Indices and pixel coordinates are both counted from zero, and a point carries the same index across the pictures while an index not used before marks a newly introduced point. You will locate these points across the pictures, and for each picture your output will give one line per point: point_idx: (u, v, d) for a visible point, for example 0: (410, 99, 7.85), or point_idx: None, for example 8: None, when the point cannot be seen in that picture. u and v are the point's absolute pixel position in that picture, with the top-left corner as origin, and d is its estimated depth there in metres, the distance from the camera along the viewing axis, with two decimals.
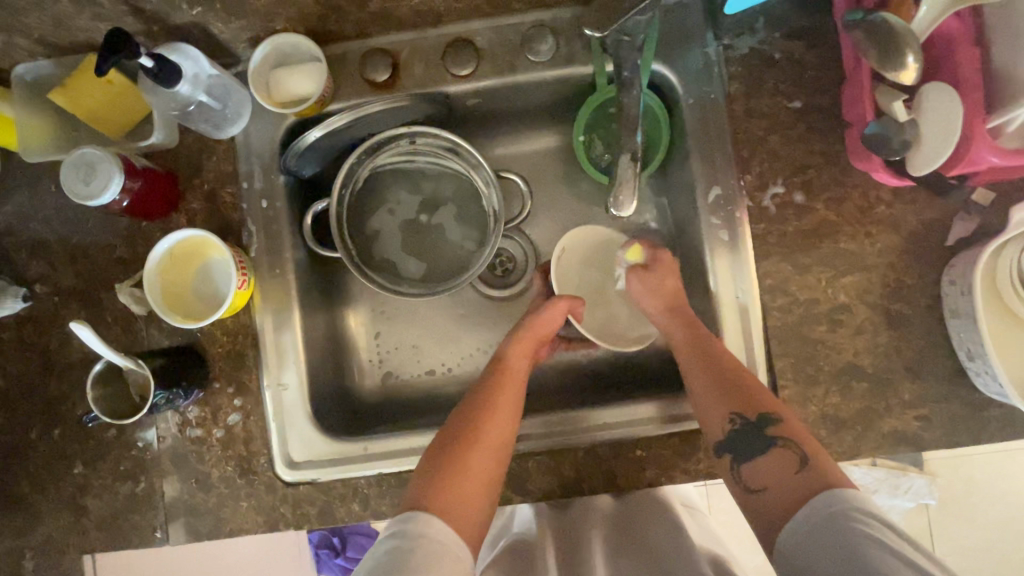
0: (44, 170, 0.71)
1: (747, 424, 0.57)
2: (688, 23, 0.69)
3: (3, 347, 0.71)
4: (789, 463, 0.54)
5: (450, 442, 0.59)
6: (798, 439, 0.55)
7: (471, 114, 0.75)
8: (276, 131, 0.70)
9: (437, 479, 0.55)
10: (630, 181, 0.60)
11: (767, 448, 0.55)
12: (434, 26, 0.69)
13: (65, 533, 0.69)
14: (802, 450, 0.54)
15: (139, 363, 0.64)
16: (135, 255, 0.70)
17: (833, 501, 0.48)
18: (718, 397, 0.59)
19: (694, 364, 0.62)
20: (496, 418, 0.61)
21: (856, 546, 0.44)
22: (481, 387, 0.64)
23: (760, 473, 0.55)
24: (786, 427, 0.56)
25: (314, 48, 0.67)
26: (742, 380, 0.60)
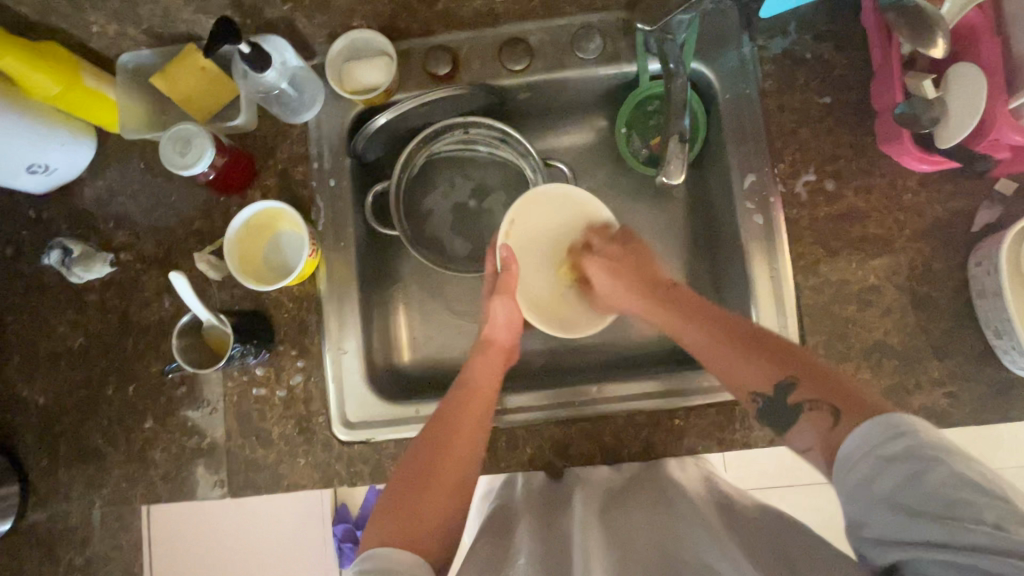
0: (135, 149, 0.78)
1: (768, 399, 0.58)
2: (726, 26, 0.75)
3: (86, 308, 0.77)
4: (823, 421, 0.52)
5: (410, 480, 0.60)
6: (823, 394, 0.54)
7: (521, 106, 0.81)
8: (345, 117, 0.77)
9: (395, 515, 0.57)
10: (678, 154, 0.66)
11: (797, 416, 0.55)
12: (491, 27, 0.76)
13: (132, 484, 0.74)
14: (832, 407, 0.52)
15: (221, 319, 0.70)
16: (211, 226, 0.76)
17: (882, 430, 0.46)
18: (742, 373, 0.60)
19: (704, 343, 0.64)
20: (454, 452, 0.62)
21: (923, 482, 0.42)
22: (442, 419, 0.65)
23: (801, 439, 0.54)
24: (806, 390, 0.55)
25: (386, 45, 0.75)
26: (761, 360, 0.59)
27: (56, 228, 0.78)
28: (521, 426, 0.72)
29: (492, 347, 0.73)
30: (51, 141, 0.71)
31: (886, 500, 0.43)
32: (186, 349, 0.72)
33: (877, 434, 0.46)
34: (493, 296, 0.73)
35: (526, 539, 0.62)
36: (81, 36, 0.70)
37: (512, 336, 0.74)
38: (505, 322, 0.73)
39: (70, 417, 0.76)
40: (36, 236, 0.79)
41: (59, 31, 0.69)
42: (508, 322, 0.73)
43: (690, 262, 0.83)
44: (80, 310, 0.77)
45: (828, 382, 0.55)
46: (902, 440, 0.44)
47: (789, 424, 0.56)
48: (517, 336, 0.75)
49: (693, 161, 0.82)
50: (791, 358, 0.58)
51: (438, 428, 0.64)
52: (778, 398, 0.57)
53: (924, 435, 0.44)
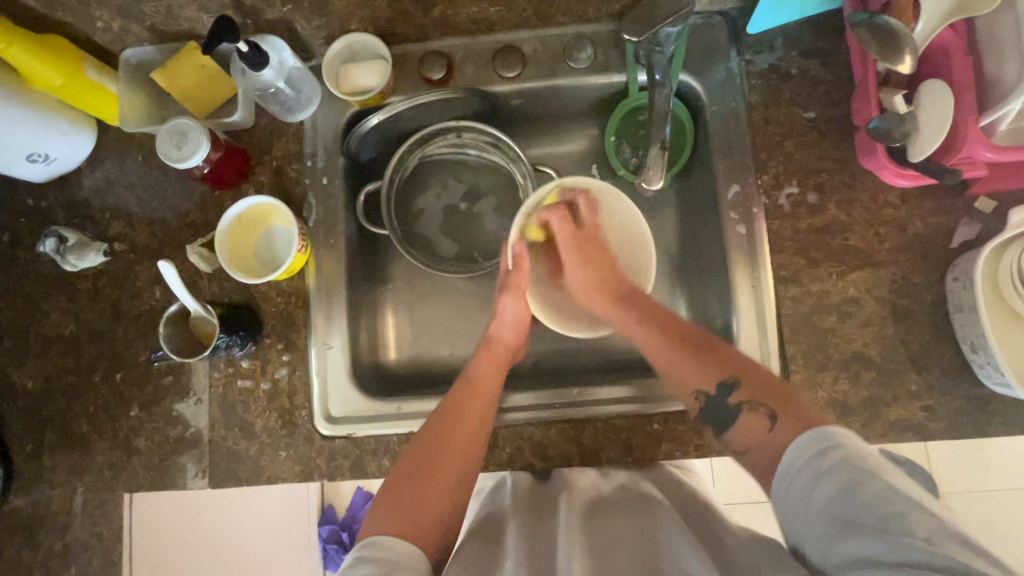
0: (134, 142, 0.80)
1: (710, 397, 0.61)
2: (714, 41, 0.77)
3: (79, 296, 0.78)
4: (759, 423, 0.56)
5: (413, 471, 0.61)
6: (766, 400, 0.57)
7: (513, 112, 0.83)
8: (340, 117, 0.79)
9: (397, 507, 0.58)
10: (659, 161, 0.68)
11: (736, 417, 0.58)
12: (485, 34, 0.78)
13: (115, 472, 0.75)
14: (766, 409, 0.56)
15: (208, 309, 0.71)
16: (205, 219, 0.78)
17: (815, 440, 0.49)
18: (690, 370, 0.64)
19: (653, 341, 0.68)
20: (455, 446, 0.63)
21: (856, 493, 0.44)
22: (445, 412, 0.66)
23: (742, 439, 0.57)
24: (747, 391, 0.59)
25: (382, 48, 0.77)
26: (708, 362, 0.63)
27: (53, 216, 0.80)
28: (504, 425, 0.73)
29: (497, 345, 0.74)
30: (52, 131, 0.73)
31: (822, 511, 0.45)
32: (173, 337, 0.73)
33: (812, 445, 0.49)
34: (502, 293, 0.75)
35: (515, 543, 0.60)
36: (85, 31, 0.72)
37: (518, 336, 0.75)
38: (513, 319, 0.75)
39: (58, 403, 0.77)
40: (33, 224, 0.80)
41: (64, 25, 0.71)
42: (514, 321, 0.74)
43: (675, 270, 0.84)
44: (73, 298, 0.78)
45: (761, 383, 0.59)
46: (837, 452, 0.47)
47: (728, 423, 0.59)
48: (523, 334, 0.76)
49: (681, 171, 0.83)
50: (740, 361, 0.62)
51: (442, 422, 0.65)
52: (719, 397, 0.60)
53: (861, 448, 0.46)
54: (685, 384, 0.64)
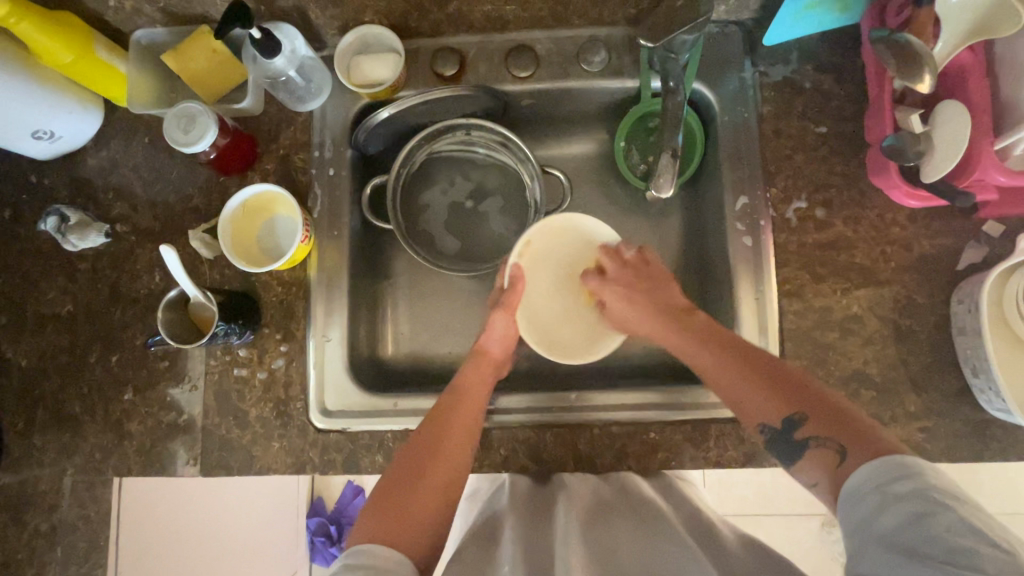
0: (141, 124, 0.80)
1: (775, 432, 0.56)
2: (728, 50, 0.77)
3: (78, 276, 0.78)
4: (826, 459, 0.51)
5: (401, 480, 0.61)
6: (830, 434, 0.52)
7: (524, 113, 0.83)
8: (349, 109, 0.78)
9: (383, 515, 0.57)
10: (670, 170, 0.68)
11: (800, 453, 0.54)
12: (499, 32, 0.78)
13: (105, 455, 0.74)
14: (837, 445, 0.51)
15: (208, 296, 0.70)
16: (209, 205, 0.77)
17: (883, 466, 0.46)
18: (759, 400, 0.59)
19: (716, 368, 0.63)
20: (444, 455, 0.63)
21: (924, 524, 0.41)
22: (431, 424, 0.65)
23: (805, 476, 0.53)
24: (814, 427, 0.54)
25: (394, 41, 0.76)
26: (777, 394, 0.58)
27: (56, 195, 0.80)
28: (499, 427, 0.72)
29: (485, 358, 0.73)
30: (58, 109, 0.73)
31: (883, 539, 0.43)
32: (170, 322, 0.71)
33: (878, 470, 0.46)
34: (495, 311, 0.75)
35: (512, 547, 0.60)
36: (97, 9, 0.72)
37: (506, 351, 0.74)
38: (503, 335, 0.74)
39: (51, 382, 0.76)
40: (35, 201, 0.80)
41: (76, 2, 0.70)
42: (503, 336, 0.74)
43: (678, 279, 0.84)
44: (72, 277, 0.78)
45: (833, 416, 0.54)
46: (907, 478, 0.44)
47: (794, 458, 0.55)
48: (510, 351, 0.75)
49: (689, 179, 0.83)
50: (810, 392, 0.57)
51: (428, 431, 0.65)
52: (785, 432, 0.56)
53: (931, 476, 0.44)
54: (750, 413, 0.59)
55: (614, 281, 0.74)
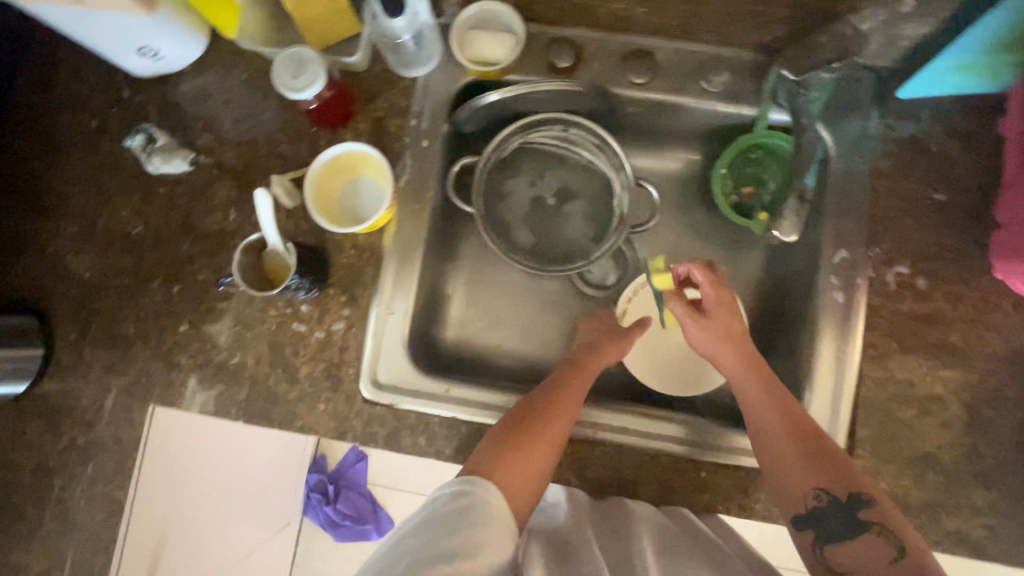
0: (241, 58, 0.78)
1: (834, 503, 0.56)
2: (858, 94, 0.73)
3: (153, 199, 0.77)
4: (881, 551, 0.53)
5: (520, 421, 0.63)
6: (892, 525, 0.54)
7: (627, 119, 0.80)
8: (454, 84, 0.76)
9: (500, 461, 0.59)
10: (791, 215, 0.65)
11: (857, 533, 0.55)
12: (622, 33, 0.74)
13: (152, 382, 0.74)
14: (901, 546, 0.53)
15: (287, 248, 0.70)
16: (295, 153, 0.76)
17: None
18: (812, 467, 0.58)
19: (774, 425, 0.61)
20: (561, 408, 0.64)
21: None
22: (550, 394, 0.66)
23: (844, 556, 0.54)
24: (877, 512, 0.55)
25: (513, 20, 0.73)
26: (842, 475, 0.57)
27: (144, 114, 0.78)
28: None
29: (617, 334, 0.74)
30: (167, 29, 0.71)
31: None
32: (243, 266, 0.71)
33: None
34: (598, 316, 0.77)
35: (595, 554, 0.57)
36: None
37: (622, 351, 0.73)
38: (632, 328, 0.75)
39: (109, 297, 0.76)
40: (124, 116, 0.79)
41: None
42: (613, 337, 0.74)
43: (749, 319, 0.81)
44: (147, 199, 0.77)
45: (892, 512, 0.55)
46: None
47: (841, 536, 0.55)
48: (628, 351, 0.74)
49: None
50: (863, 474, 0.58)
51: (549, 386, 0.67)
52: (844, 509, 0.56)
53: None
54: (799, 482, 0.58)
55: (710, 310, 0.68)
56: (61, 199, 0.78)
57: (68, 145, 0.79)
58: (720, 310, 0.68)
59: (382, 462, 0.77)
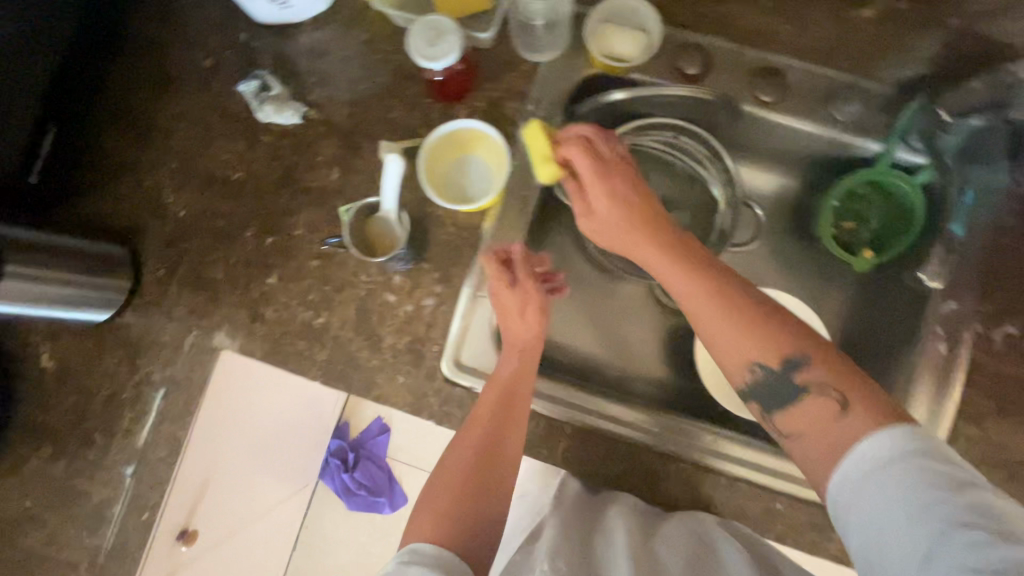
0: (364, 19, 0.77)
1: (768, 371, 0.51)
2: (994, 143, 0.69)
3: (257, 147, 0.76)
4: (826, 410, 0.48)
5: (466, 468, 0.58)
6: (833, 379, 0.49)
7: (742, 135, 0.77)
8: (575, 73, 0.73)
9: (454, 516, 0.54)
10: (938, 260, 0.69)
11: (800, 395, 0.50)
12: (756, 48, 0.72)
13: (235, 329, 0.74)
14: (839, 394, 0.48)
15: (401, 219, 0.71)
16: (407, 122, 0.75)
17: (898, 442, 0.43)
18: (742, 333, 0.52)
19: (686, 291, 0.55)
20: (508, 436, 0.60)
21: (962, 543, 0.38)
22: (484, 428, 0.61)
23: (795, 420, 0.50)
24: (819, 371, 0.50)
25: (648, 20, 0.72)
26: (759, 326, 0.51)
27: (259, 59, 0.77)
28: (625, 442, 0.70)
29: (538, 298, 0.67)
30: None
31: (903, 542, 0.40)
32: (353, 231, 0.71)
33: (890, 445, 0.43)
34: (488, 257, 0.67)
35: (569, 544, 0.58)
36: None
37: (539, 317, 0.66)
38: (528, 321, 0.66)
39: (201, 239, 0.75)
40: (237, 59, 0.78)
41: None
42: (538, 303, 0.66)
43: None
44: (251, 146, 0.76)
45: (838, 364, 0.50)
46: (927, 460, 0.42)
47: (784, 402, 0.51)
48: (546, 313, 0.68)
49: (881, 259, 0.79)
50: (841, 364, 0.49)
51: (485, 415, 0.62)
52: (778, 372, 0.51)
53: (949, 457, 0.42)
54: (731, 354, 0.53)
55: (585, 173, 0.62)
56: (164, 134, 0.77)
57: (178, 81, 0.78)
58: (602, 216, 0.61)
59: (405, 435, 0.71)
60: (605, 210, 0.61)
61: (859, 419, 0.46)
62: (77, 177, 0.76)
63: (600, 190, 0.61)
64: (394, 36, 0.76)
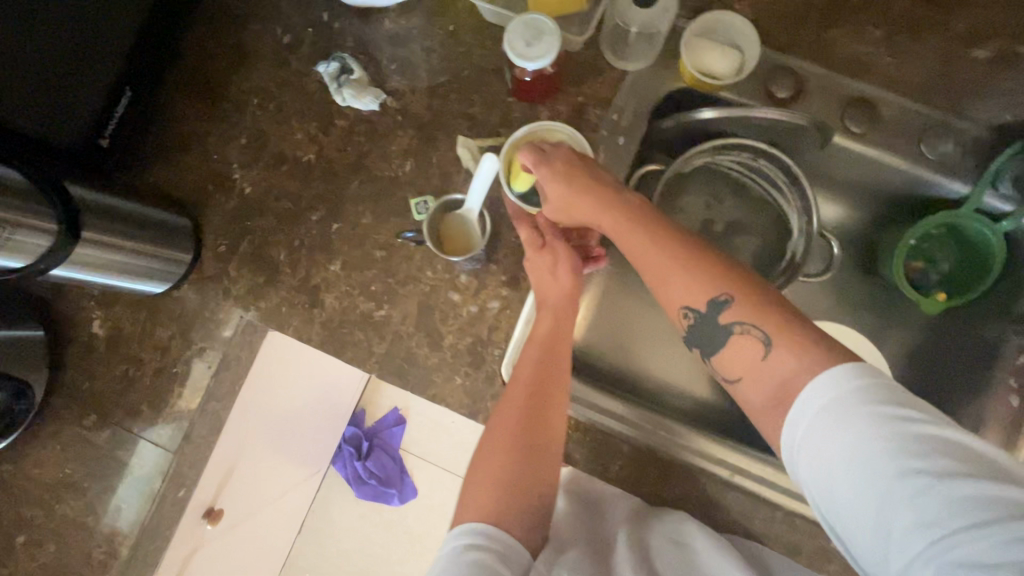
0: (451, 9, 0.75)
1: (698, 314, 0.52)
2: None
3: (330, 130, 0.75)
4: (752, 348, 0.49)
5: (512, 449, 0.57)
6: (755, 316, 0.49)
7: (823, 163, 0.76)
8: (663, 85, 0.71)
9: (497, 497, 0.54)
10: None
11: (726, 336, 0.51)
12: (851, 77, 0.71)
13: (291, 313, 0.72)
14: (761, 332, 0.48)
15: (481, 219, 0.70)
16: (486, 119, 0.73)
17: (841, 389, 0.43)
18: (680, 280, 0.53)
19: (639, 247, 0.56)
20: (550, 413, 0.58)
21: (912, 487, 0.39)
22: (531, 408, 0.58)
23: (728, 363, 0.51)
24: (738, 308, 0.50)
25: (745, 38, 0.71)
26: (700, 272, 0.52)
27: (340, 41, 0.76)
28: (682, 464, 0.69)
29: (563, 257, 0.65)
30: None
31: (858, 493, 0.41)
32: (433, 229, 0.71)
33: (834, 393, 0.43)
34: (518, 221, 0.67)
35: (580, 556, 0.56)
36: None
37: (571, 275, 0.65)
38: (560, 276, 0.65)
39: (265, 218, 0.74)
40: (317, 38, 0.76)
41: None
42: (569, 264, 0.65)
43: None
44: (324, 127, 0.75)
45: (760, 297, 0.50)
46: (871, 404, 0.42)
47: (716, 345, 0.52)
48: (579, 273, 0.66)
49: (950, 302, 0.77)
50: (815, 352, 0.46)
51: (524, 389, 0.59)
52: (708, 316, 0.52)
53: (894, 394, 0.42)
54: (667, 301, 0.54)
55: (545, 170, 0.63)
56: (236, 108, 0.76)
57: (256, 55, 0.76)
58: (557, 200, 0.63)
59: None
60: (555, 191, 0.62)
61: (782, 359, 0.47)
62: (148, 145, 0.76)
63: (562, 179, 0.62)
64: (481, 30, 0.75)
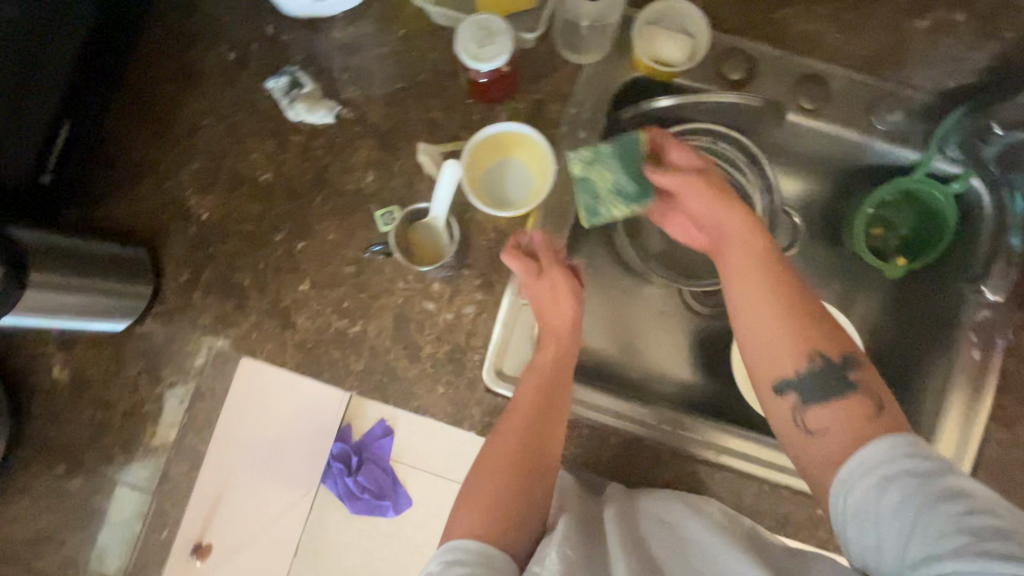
0: (400, 16, 0.74)
1: (826, 364, 0.52)
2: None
3: (287, 147, 0.73)
4: (863, 411, 0.50)
5: (513, 458, 0.57)
6: (880, 388, 0.51)
7: (782, 141, 0.78)
8: (620, 77, 0.72)
9: (484, 506, 0.54)
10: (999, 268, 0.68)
11: (838, 393, 0.51)
12: (800, 55, 0.72)
13: (263, 338, 0.71)
14: (879, 398, 0.50)
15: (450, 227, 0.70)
16: (447, 123, 0.72)
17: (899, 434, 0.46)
18: (798, 323, 0.53)
19: (752, 259, 0.55)
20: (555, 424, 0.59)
21: (951, 508, 0.41)
22: (540, 423, 0.58)
23: (822, 416, 0.51)
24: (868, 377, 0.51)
25: (695, 25, 0.71)
26: (818, 322, 0.53)
27: (289, 55, 0.74)
28: (672, 449, 0.69)
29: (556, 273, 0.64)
30: None
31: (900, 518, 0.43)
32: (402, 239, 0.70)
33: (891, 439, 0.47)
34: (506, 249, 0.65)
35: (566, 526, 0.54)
36: None
37: (571, 306, 0.64)
38: (561, 307, 0.63)
39: (229, 243, 0.72)
40: (266, 54, 0.74)
41: None
42: (564, 290, 0.63)
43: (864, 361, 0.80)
44: (280, 144, 0.73)
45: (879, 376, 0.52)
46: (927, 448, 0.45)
47: (824, 395, 0.51)
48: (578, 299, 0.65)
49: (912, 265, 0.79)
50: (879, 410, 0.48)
51: (537, 403, 0.60)
52: (833, 366, 0.52)
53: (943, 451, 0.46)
54: (774, 343, 0.53)
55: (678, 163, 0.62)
56: (187, 132, 0.73)
57: (203, 76, 0.74)
58: (668, 180, 0.61)
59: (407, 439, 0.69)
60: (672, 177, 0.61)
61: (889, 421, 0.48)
62: (99, 179, 0.73)
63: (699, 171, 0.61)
64: (433, 34, 0.74)
